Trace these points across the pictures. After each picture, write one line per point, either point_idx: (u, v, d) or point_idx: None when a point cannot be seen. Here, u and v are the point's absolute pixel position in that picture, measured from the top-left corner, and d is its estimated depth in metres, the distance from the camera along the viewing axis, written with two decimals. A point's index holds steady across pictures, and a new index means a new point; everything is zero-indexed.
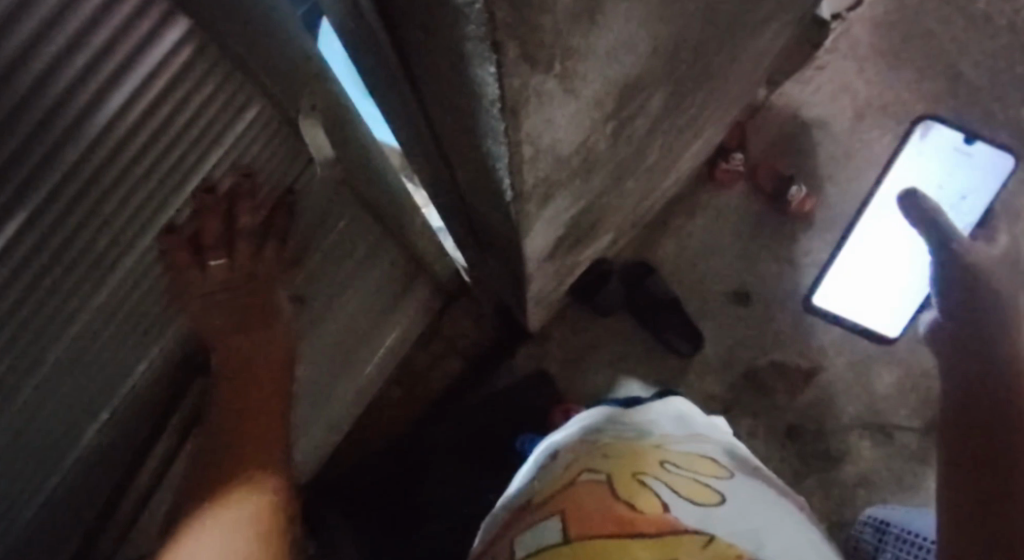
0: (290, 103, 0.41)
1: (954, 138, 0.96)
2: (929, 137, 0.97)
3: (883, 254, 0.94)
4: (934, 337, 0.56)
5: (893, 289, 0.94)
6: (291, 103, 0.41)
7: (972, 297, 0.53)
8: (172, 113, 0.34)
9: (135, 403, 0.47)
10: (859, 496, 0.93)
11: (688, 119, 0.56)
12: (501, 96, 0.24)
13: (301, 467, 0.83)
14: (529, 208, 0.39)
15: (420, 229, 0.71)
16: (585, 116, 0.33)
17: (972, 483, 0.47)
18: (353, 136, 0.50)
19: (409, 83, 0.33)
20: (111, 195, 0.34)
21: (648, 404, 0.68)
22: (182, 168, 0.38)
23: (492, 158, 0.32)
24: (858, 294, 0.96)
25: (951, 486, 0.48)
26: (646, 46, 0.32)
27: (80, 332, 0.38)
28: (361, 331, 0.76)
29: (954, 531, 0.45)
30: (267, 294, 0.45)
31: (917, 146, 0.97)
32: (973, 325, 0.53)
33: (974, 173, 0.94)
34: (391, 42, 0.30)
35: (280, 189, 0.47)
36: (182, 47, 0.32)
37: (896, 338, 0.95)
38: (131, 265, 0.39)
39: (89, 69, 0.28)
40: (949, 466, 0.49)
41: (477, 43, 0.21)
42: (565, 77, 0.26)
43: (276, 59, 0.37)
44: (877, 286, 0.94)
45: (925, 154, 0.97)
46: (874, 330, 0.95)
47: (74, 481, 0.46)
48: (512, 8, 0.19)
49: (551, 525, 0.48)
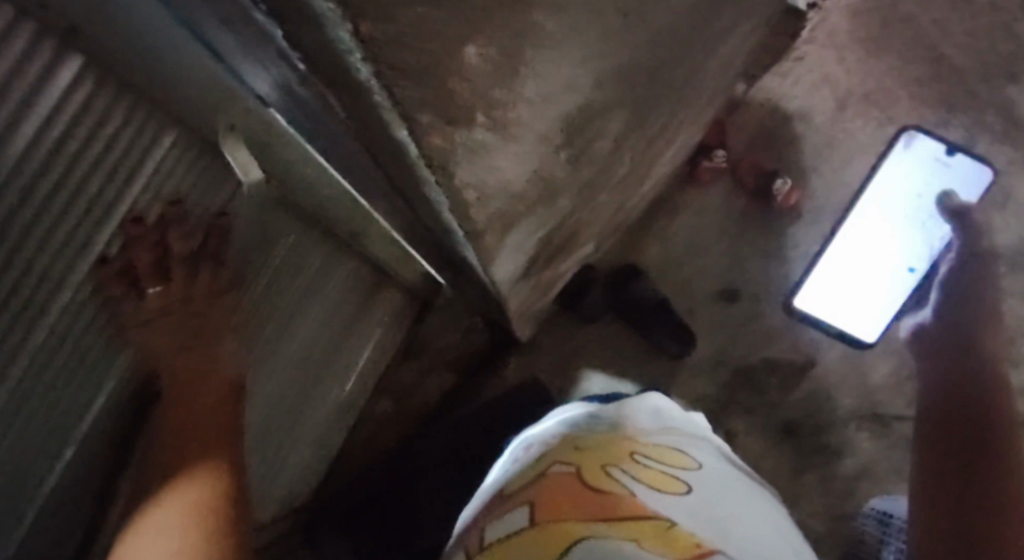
0: (205, 126, 0.44)
1: (937, 148, 0.90)
2: (913, 147, 0.91)
3: (866, 261, 0.93)
4: (920, 341, 0.66)
5: (872, 297, 0.93)
6: (205, 124, 0.44)
7: (970, 316, 0.63)
8: (83, 146, 0.36)
9: (93, 442, 0.47)
10: (858, 488, 0.93)
11: (658, 131, 0.55)
12: (422, 153, 0.23)
13: (290, 487, 0.83)
14: (489, 241, 0.38)
15: (374, 240, 0.72)
16: (530, 153, 0.32)
17: (946, 486, 0.49)
18: (279, 151, 0.50)
19: (367, 150, 0.32)
20: (32, 232, 0.35)
21: (624, 400, 0.65)
22: (103, 202, 0.39)
23: (436, 201, 0.32)
24: (838, 300, 0.94)
25: (933, 465, 0.52)
26: (589, 81, 0.31)
27: (23, 375, 0.38)
28: (328, 342, 0.75)
29: (932, 504, 0.49)
30: (207, 314, 0.47)
31: (900, 156, 0.91)
32: (953, 339, 0.61)
33: (951, 184, 0.91)
34: (328, 112, 0.29)
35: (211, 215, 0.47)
36: (80, 83, 0.34)
37: (873, 344, 0.94)
38: (67, 301, 0.40)
39: None
40: (924, 478, 0.51)
41: (384, 110, 0.20)
42: (497, 124, 0.25)
43: (178, 85, 0.39)
44: (855, 297, 0.93)
45: (908, 165, 0.91)
46: (854, 335, 0.94)
47: (41, 525, 0.46)
48: (413, 82, 0.19)
49: (519, 513, 0.47)
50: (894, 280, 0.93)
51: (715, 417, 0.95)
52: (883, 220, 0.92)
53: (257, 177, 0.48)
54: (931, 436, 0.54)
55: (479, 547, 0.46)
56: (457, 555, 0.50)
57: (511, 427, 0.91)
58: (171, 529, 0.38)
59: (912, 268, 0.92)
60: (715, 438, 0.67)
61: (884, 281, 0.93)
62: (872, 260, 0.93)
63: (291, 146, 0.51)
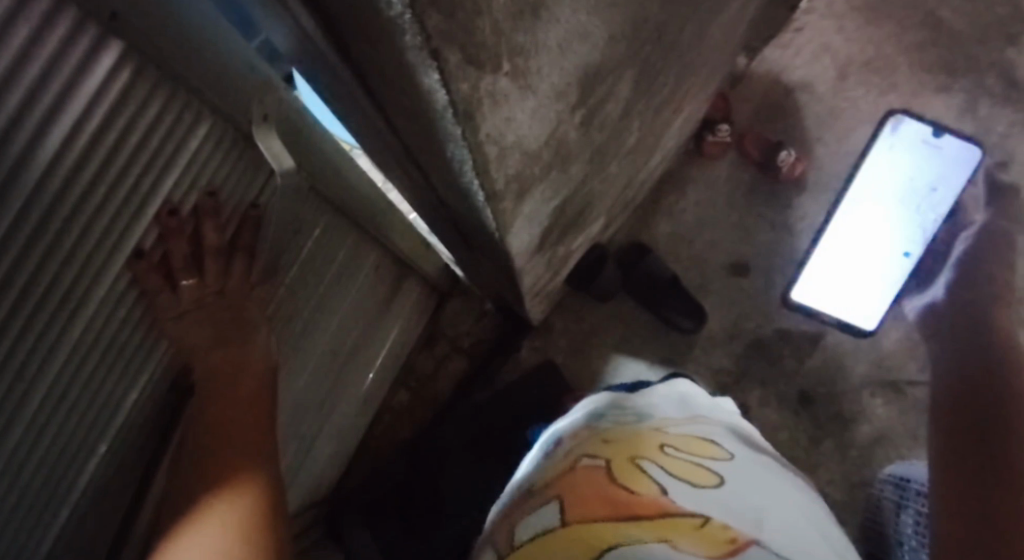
0: (238, 114, 0.42)
1: (923, 130, 0.89)
2: (899, 131, 0.90)
3: (859, 247, 0.91)
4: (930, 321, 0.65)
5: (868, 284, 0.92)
6: (239, 114, 0.42)
7: (982, 294, 0.63)
8: (121, 137, 0.35)
9: (132, 434, 0.47)
10: (877, 454, 0.94)
11: (664, 98, 0.55)
12: (451, 101, 0.24)
13: (315, 477, 0.84)
14: (506, 204, 0.38)
15: (398, 227, 0.71)
16: (547, 110, 0.32)
17: (966, 473, 0.49)
18: (306, 141, 0.50)
19: (372, 100, 0.33)
20: (75, 223, 0.34)
21: (652, 387, 0.68)
22: (141, 191, 0.38)
23: (455, 160, 0.32)
24: (835, 289, 0.93)
25: (948, 451, 0.51)
26: (601, 33, 0.31)
27: (60, 369, 0.38)
28: (357, 335, 0.76)
29: (949, 487, 0.49)
30: (241, 308, 0.50)
31: (889, 140, 0.91)
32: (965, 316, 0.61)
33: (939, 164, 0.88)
34: (350, 67, 0.30)
35: (245, 205, 0.49)
36: (120, 70, 0.33)
37: (871, 332, 0.93)
38: (104, 296, 0.39)
39: (27, 99, 0.29)
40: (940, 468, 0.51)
41: (416, 52, 0.21)
42: (516, 74, 0.26)
43: (212, 75, 0.39)
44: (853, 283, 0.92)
45: (897, 149, 0.90)
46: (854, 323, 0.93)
47: (80, 518, 0.45)
48: (442, 14, 0.19)
49: (549, 509, 0.49)
50: (890, 265, 0.90)
51: (730, 391, 0.95)
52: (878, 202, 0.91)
53: (291, 166, 0.45)
54: (948, 422, 0.53)
55: (513, 543, 0.47)
56: (489, 551, 0.51)
57: (530, 414, 0.92)
58: (218, 530, 0.42)
59: (907, 253, 0.89)
60: (744, 423, 0.67)
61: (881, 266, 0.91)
62: (866, 245, 0.91)
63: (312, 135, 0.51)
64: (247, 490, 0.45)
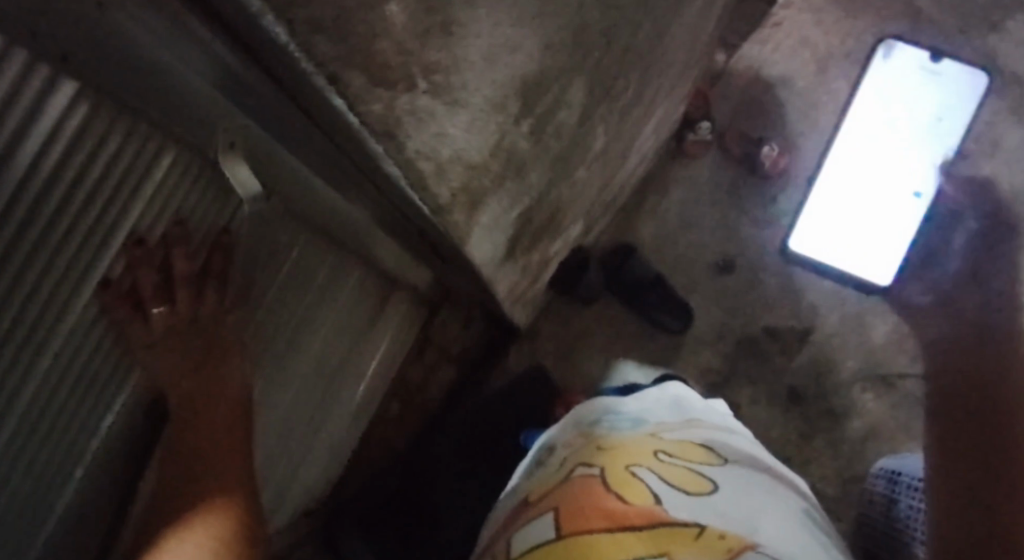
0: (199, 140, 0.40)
1: (920, 56, 0.91)
2: (893, 56, 0.92)
3: (860, 194, 0.91)
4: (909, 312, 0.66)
5: (878, 233, 0.89)
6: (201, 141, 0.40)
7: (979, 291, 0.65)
8: (82, 172, 0.34)
9: (109, 455, 0.47)
10: (868, 447, 0.94)
11: (629, 101, 0.55)
12: (362, 121, 0.25)
13: (308, 490, 0.84)
14: (457, 217, 0.38)
15: (387, 246, 0.70)
16: (485, 123, 0.32)
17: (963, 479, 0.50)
18: (276, 168, 0.47)
19: (319, 130, 0.33)
20: (36, 260, 0.34)
21: (645, 391, 0.68)
22: (106, 224, 0.38)
23: (394, 176, 0.31)
24: (839, 236, 0.92)
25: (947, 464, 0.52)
26: (535, 45, 0.31)
27: (29, 404, 0.38)
28: (344, 347, 0.76)
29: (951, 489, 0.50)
30: (215, 334, 0.51)
31: (883, 66, 0.92)
32: None
33: (948, 91, 0.91)
34: (287, 96, 0.30)
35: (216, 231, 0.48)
36: (75, 107, 0.31)
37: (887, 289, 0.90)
38: (73, 326, 0.39)
39: None
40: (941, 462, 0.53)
41: (314, 75, 0.22)
42: (438, 90, 0.26)
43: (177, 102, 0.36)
44: (871, 233, 0.89)
45: (895, 75, 0.91)
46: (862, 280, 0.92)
47: (54, 546, 0.46)
48: (331, 41, 0.20)
49: (543, 523, 0.49)
50: (903, 207, 0.89)
51: (720, 390, 0.96)
52: (876, 140, 0.91)
53: (257, 191, 0.44)
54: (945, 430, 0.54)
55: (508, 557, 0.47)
56: None
57: (522, 420, 0.92)
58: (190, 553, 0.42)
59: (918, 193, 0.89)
60: (738, 424, 0.67)
61: (892, 209, 0.89)
62: (872, 190, 0.90)
63: (285, 167, 0.47)
64: (221, 513, 0.46)
